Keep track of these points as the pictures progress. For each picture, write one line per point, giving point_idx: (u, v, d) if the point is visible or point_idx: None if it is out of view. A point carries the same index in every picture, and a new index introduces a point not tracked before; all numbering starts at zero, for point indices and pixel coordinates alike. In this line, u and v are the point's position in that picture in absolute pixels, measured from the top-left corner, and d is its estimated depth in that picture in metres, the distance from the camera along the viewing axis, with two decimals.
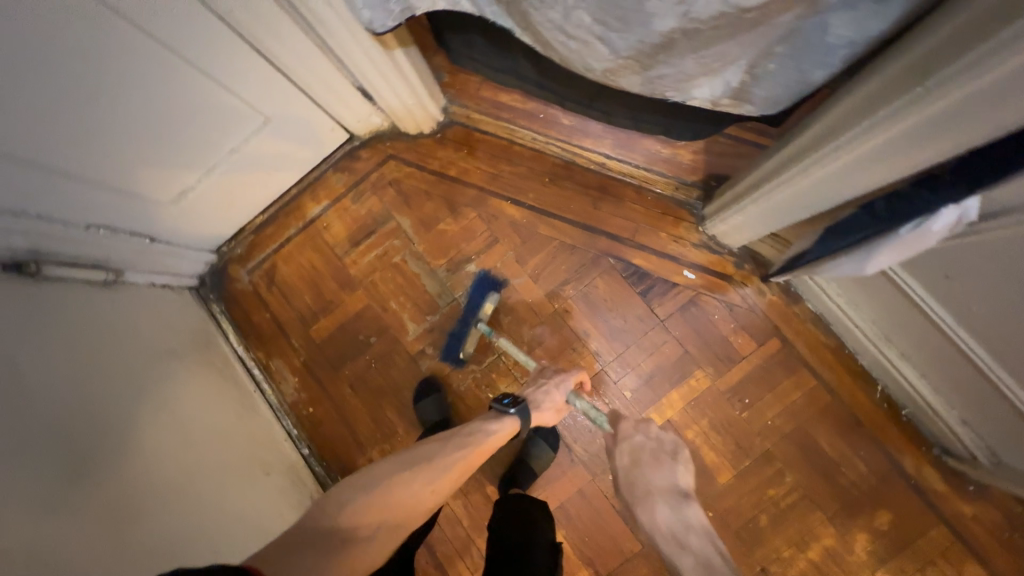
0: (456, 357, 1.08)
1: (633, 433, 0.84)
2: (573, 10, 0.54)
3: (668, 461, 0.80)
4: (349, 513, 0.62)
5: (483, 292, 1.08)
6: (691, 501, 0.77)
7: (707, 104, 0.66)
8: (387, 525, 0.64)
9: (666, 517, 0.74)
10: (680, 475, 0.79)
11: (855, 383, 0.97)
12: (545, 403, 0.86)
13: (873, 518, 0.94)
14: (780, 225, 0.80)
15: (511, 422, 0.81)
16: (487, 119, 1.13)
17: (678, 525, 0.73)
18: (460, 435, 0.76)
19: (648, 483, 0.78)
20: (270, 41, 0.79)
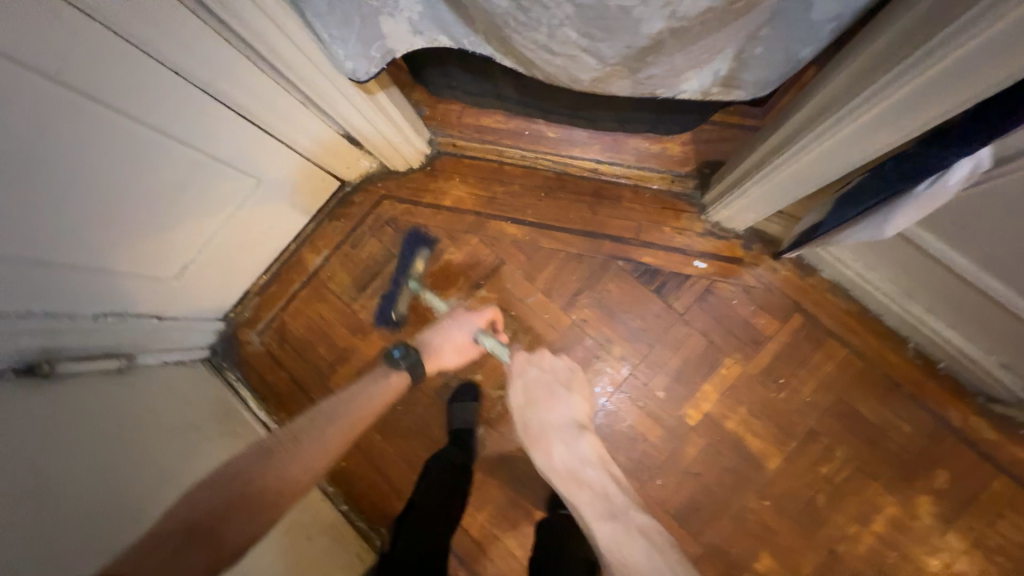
0: (389, 317, 1.10)
1: (527, 369, 0.87)
2: (558, 28, 0.54)
3: (562, 394, 0.84)
4: (203, 506, 0.58)
5: (413, 249, 1.11)
6: (583, 430, 0.81)
7: (697, 96, 0.66)
8: (252, 510, 0.60)
9: (563, 455, 0.78)
10: (573, 407, 0.83)
11: (887, 345, 0.96)
12: (443, 345, 0.89)
13: (930, 479, 0.92)
14: (787, 202, 0.81)
15: (402, 376, 0.85)
16: (473, 144, 1.14)
17: (574, 461, 0.77)
18: (340, 405, 0.78)
19: (542, 422, 0.81)
20: (253, 104, 0.79)
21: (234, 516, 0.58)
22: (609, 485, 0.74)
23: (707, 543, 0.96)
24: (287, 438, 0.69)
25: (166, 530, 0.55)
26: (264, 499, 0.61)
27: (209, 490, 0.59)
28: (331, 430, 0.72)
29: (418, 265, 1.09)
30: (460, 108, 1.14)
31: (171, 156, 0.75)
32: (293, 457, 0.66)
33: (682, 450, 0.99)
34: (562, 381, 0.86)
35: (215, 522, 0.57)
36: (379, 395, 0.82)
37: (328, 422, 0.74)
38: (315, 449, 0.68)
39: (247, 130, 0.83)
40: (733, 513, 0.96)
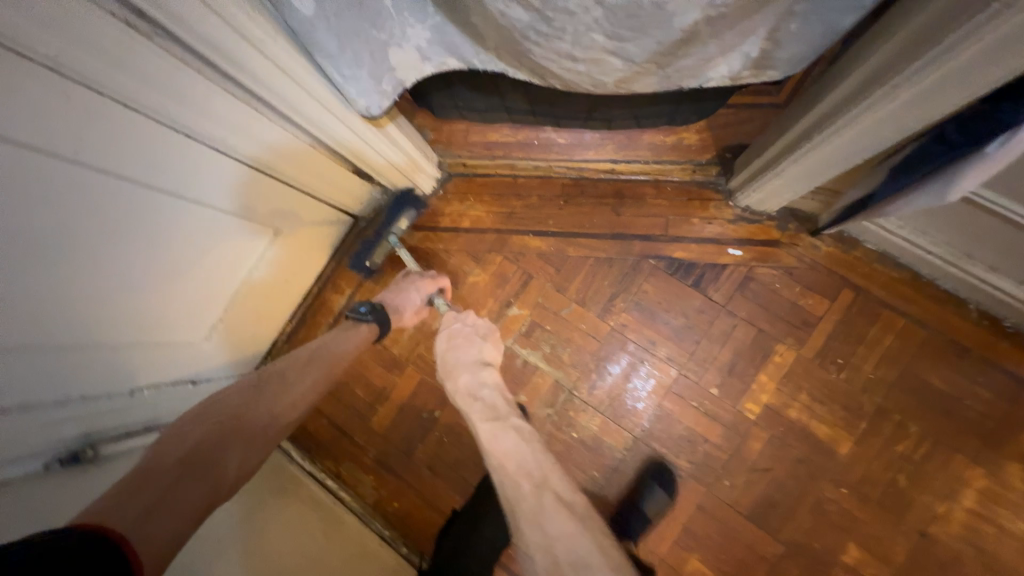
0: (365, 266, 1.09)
1: (452, 322, 0.89)
2: (584, 34, 0.52)
3: (479, 341, 0.87)
4: (194, 434, 0.60)
5: (399, 209, 1.08)
6: (488, 365, 0.85)
7: (727, 81, 0.63)
8: (242, 440, 0.64)
9: (466, 381, 0.82)
10: (485, 350, 0.86)
11: (947, 310, 0.92)
12: (403, 306, 0.94)
13: (1017, 445, 0.87)
14: (827, 177, 0.77)
15: (370, 326, 0.89)
16: (484, 161, 1.11)
17: (473, 386, 0.81)
18: (319, 351, 0.81)
19: (454, 359, 0.85)
20: (265, 154, 0.77)
21: (228, 449, 0.61)
22: (503, 397, 0.81)
23: (790, 541, 0.91)
24: (265, 378, 0.73)
25: (163, 460, 0.55)
26: (253, 435, 0.66)
27: (202, 424, 0.61)
28: (311, 377, 0.78)
29: (401, 225, 1.07)
30: (465, 126, 1.12)
31: (189, 218, 0.73)
32: (274, 398, 0.71)
33: (747, 447, 0.95)
34: (482, 329, 0.89)
35: (211, 455, 0.59)
36: (354, 343, 0.86)
37: (307, 369, 0.78)
38: (291, 395, 0.73)
39: (263, 182, 0.81)
40: (812, 507, 0.91)
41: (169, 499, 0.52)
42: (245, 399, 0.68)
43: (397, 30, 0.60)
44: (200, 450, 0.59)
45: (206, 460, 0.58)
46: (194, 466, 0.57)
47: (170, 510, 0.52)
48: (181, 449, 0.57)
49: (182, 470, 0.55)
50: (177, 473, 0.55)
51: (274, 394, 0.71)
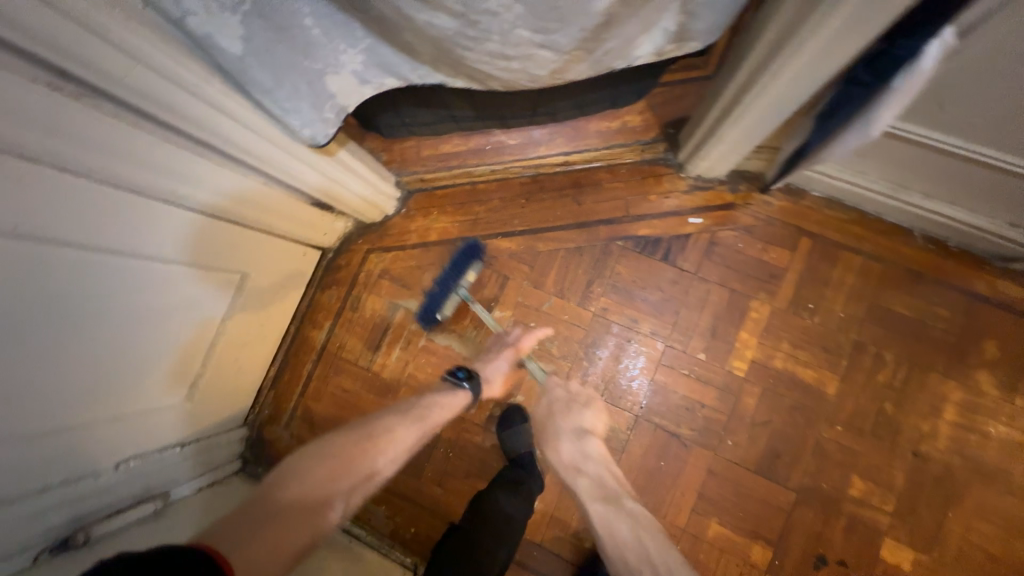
0: (433, 318, 1.03)
1: (553, 386, 0.95)
2: (511, 32, 0.54)
3: (581, 408, 0.93)
4: (307, 479, 0.75)
5: (465, 262, 1.04)
6: (589, 433, 0.91)
7: (654, 57, 0.68)
8: (343, 489, 0.77)
9: (571, 450, 0.89)
10: (587, 417, 0.92)
11: (894, 240, 0.98)
12: (493, 375, 0.96)
13: (982, 353, 0.93)
14: (763, 136, 0.82)
15: (466, 395, 0.92)
16: (441, 174, 1.13)
17: (578, 457, 0.88)
18: (418, 410, 0.89)
19: (556, 426, 0.92)
20: (221, 201, 0.77)
21: (331, 496, 0.76)
22: (607, 471, 0.88)
23: (799, 487, 0.94)
24: (372, 431, 0.84)
25: (281, 501, 0.71)
26: (356, 485, 0.79)
27: (314, 470, 0.77)
28: (410, 438, 0.86)
29: (468, 277, 1.03)
30: (416, 143, 1.13)
31: (149, 276, 0.71)
32: (377, 453, 0.82)
33: (742, 404, 0.98)
34: (583, 399, 0.94)
35: (320, 498, 0.75)
36: (449, 411, 0.91)
37: (408, 427, 0.87)
38: (393, 450, 0.84)
39: (221, 227, 0.80)
40: (813, 449, 0.94)
41: (280, 538, 0.67)
42: (352, 451, 0.80)
43: (330, 58, 0.60)
44: (309, 494, 0.74)
45: (314, 502, 0.74)
46: (305, 508, 0.72)
47: (276, 548, 0.66)
48: (298, 490, 0.74)
49: (297, 507, 0.72)
50: (288, 515, 0.70)
51: (379, 447, 0.83)
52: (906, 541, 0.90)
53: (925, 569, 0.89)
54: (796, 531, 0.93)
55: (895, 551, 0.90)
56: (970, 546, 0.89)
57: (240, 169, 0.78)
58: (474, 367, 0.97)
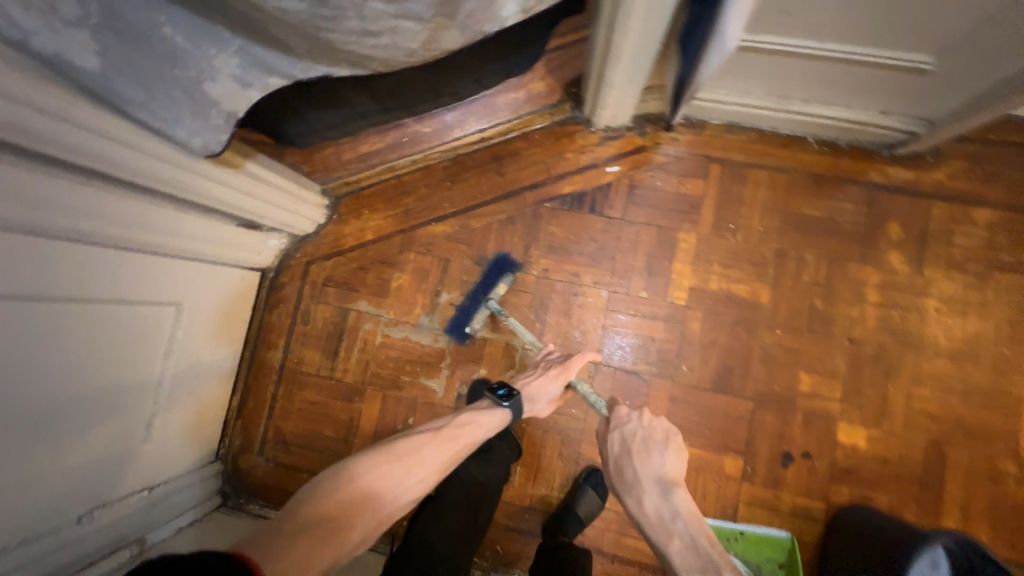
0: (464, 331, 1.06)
1: (625, 423, 0.86)
2: (364, 7, 0.56)
3: (660, 450, 0.83)
4: (338, 497, 0.68)
5: (495, 275, 1.08)
6: (673, 483, 0.80)
7: (520, 15, 0.70)
8: (375, 512, 0.69)
9: (655, 505, 0.78)
10: (669, 463, 0.82)
11: (793, 150, 1.05)
12: (537, 394, 0.90)
13: (889, 236, 1.00)
14: (646, 72, 0.87)
15: (504, 414, 0.88)
16: (365, 174, 1.14)
17: (666, 514, 0.77)
18: (453, 429, 0.83)
19: (635, 470, 0.81)
20: (137, 232, 0.76)
21: (357, 518, 0.67)
22: (701, 534, 0.75)
23: (755, 394, 0.99)
24: (408, 449, 0.77)
25: (303, 520, 0.63)
26: (386, 509, 0.71)
27: (343, 488, 0.69)
28: (443, 456, 0.79)
29: (500, 290, 1.04)
30: (334, 149, 1.14)
31: (75, 318, 0.70)
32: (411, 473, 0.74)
33: (689, 330, 1.03)
34: (660, 439, 0.84)
35: (347, 520, 0.66)
36: (486, 429, 0.85)
37: (441, 446, 0.80)
38: (426, 468, 0.76)
39: (140, 260, 0.80)
40: (761, 356, 1.00)
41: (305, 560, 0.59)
42: (383, 471, 0.73)
43: (204, 65, 0.61)
44: (337, 511, 0.66)
45: (340, 523, 0.65)
46: (332, 527, 0.64)
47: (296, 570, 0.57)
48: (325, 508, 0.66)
49: (322, 527, 0.63)
50: (313, 535, 0.62)
51: (412, 464, 0.75)
52: (857, 420, 0.96)
53: (878, 442, 0.96)
54: (759, 436, 0.98)
55: (849, 432, 0.96)
56: (912, 412, 0.96)
57: (144, 197, 0.78)
58: (517, 385, 0.92)
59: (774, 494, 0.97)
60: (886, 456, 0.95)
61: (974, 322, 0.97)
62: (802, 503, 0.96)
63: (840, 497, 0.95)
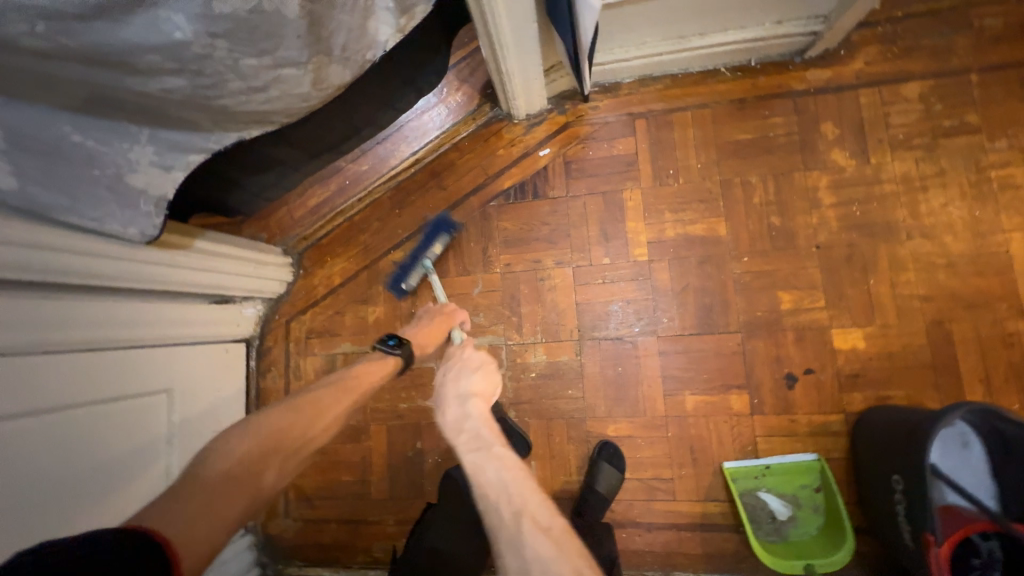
0: (400, 288, 1.09)
1: (450, 356, 0.84)
2: (239, 65, 0.61)
3: (466, 369, 0.79)
4: (228, 453, 0.64)
5: (434, 232, 1.08)
6: (472, 394, 0.75)
7: (398, 35, 0.74)
8: (275, 456, 0.67)
9: (452, 415, 0.71)
10: (476, 381, 0.77)
11: (709, 84, 1.06)
12: (424, 336, 0.92)
13: (826, 136, 1.00)
14: (535, 49, 0.91)
15: (396, 360, 0.86)
16: (319, 224, 1.19)
17: (460, 421, 0.70)
18: (351, 376, 0.82)
19: (444, 393, 0.76)
20: (108, 330, 0.80)
21: (263, 467, 0.65)
22: (488, 428, 0.68)
23: (741, 325, 0.98)
24: (301, 402, 0.75)
25: (209, 482, 0.61)
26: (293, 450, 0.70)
27: (240, 441, 0.66)
28: (343, 403, 0.78)
29: (434, 249, 1.07)
30: (285, 209, 1.19)
31: (68, 422, 0.73)
32: (311, 421, 0.74)
33: (658, 282, 1.03)
34: (477, 363, 0.80)
35: (249, 472, 0.64)
36: (382, 372, 0.85)
37: (341, 396, 0.79)
38: (327, 415, 0.76)
39: (120, 355, 0.84)
40: (736, 287, 0.99)
41: (204, 516, 0.57)
42: (285, 420, 0.71)
43: (120, 160, 0.65)
44: (237, 467, 0.63)
45: (246, 475, 0.63)
46: (232, 483, 0.62)
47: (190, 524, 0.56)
48: (223, 467, 0.63)
49: (225, 481, 0.61)
50: (211, 493, 0.59)
51: (314, 415, 0.74)
52: (849, 323, 0.94)
53: (877, 338, 0.93)
54: (757, 365, 0.97)
55: (844, 337, 0.94)
56: (902, 299, 0.93)
57: (107, 297, 0.82)
58: (405, 333, 0.92)
59: (790, 418, 0.94)
60: (889, 351, 0.92)
61: (936, 194, 0.95)
62: (820, 421, 0.93)
63: (857, 404, 0.93)
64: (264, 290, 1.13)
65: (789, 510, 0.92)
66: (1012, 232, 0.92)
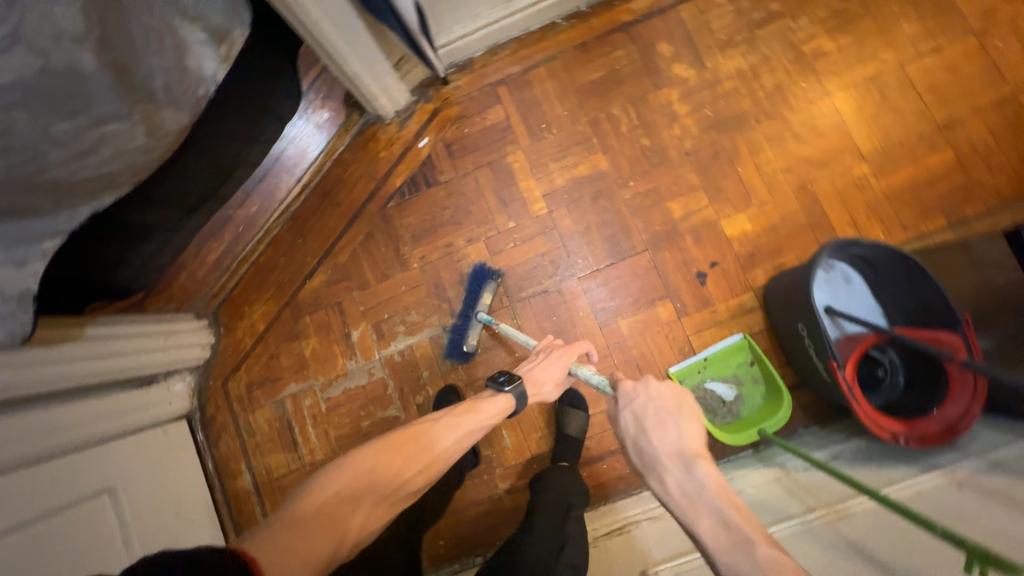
0: (462, 350, 1.05)
1: (630, 398, 0.72)
2: (56, 132, 0.59)
3: (670, 417, 0.69)
4: (323, 487, 0.64)
5: (478, 285, 1.06)
6: (697, 457, 0.64)
7: (225, 65, 0.75)
8: (373, 495, 0.65)
9: (677, 484, 0.62)
10: (686, 433, 0.67)
11: (551, 37, 1.12)
12: (538, 371, 0.88)
13: (664, 54, 1.09)
14: (373, 48, 0.94)
15: (507, 399, 0.85)
16: (225, 278, 1.16)
17: (693, 493, 0.60)
18: (453, 418, 0.79)
19: (653, 449, 0.67)
20: (31, 444, 0.75)
21: (355, 508, 0.63)
22: (732, 507, 0.58)
23: (647, 242, 1.05)
24: (405, 435, 0.74)
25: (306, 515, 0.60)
26: (389, 488, 0.67)
27: (337, 476, 0.66)
28: (444, 442, 0.75)
29: (486, 300, 1.05)
30: (183, 274, 1.15)
31: (22, 545, 0.68)
32: (413, 458, 0.71)
33: (564, 228, 1.08)
34: (675, 405, 0.69)
35: (348, 505, 0.63)
36: (491, 412, 0.82)
37: (440, 433, 0.76)
38: (427, 453, 0.73)
39: (52, 468, 0.78)
40: (631, 211, 1.06)
41: (303, 549, 0.56)
42: (385, 454, 0.70)
43: None
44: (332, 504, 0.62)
45: (340, 515, 0.61)
46: (327, 516, 0.60)
47: (293, 559, 0.54)
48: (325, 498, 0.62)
49: (319, 520, 0.60)
50: (310, 525, 0.58)
51: (414, 451, 0.72)
52: (733, 211, 1.04)
53: (758, 216, 1.03)
54: (670, 274, 1.04)
55: (733, 224, 1.04)
56: (768, 176, 1.04)
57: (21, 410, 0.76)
58: (517, 372, 0.90)
59: (712, 310, 1.03)
60: (771, 224, 1.03)
61: (767, 79, 1.06)
62: (735, 303, 1.02)
63: (760, 278, 1.02)
64: (189, 355, 1.08)
65: (734, 390, 1.00)
66: (835, 92, 1.04)
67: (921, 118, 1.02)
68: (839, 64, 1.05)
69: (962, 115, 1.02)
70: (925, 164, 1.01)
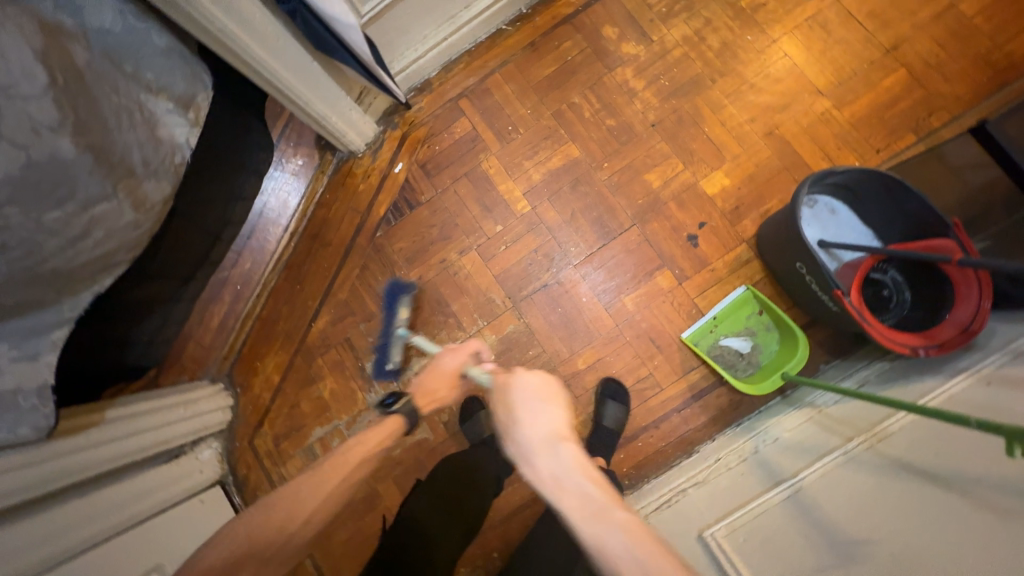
0: (388, 370, 1.07)
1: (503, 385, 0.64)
2: (51, 221, 0.61)
3: (536, 400, 0.60)
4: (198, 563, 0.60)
5: (394, 301, 1.05)
6: (561, 438, 0.56)
7: (195, 129, 0.79)
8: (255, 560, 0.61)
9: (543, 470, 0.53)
10: (551, 414, 0.58)
11: (500, 43, 1.16)
12: (423, 379, 0.81)
13: (610, 37, 1.12)
14: (333, 87, 0.97)
15: (396, 420, 0.77)
16: (232, 338, 1.17)
17: (564, 479, 0.52)
18: (339, 457, 0.69)
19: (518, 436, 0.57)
20: (75, 534, 0.75)
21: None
22: (595, 484, 0.51)
23: (631, 218, 1.07)
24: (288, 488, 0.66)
25: None
26: (280, 547, 0.63)
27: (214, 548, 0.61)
28: (330, 484, 0.67)
29: (402, 315, 1.05)
30: (191, 342, 1.16)
31: None
32: (296, 511, 0.64)
33: (549, 221, 1.10)
34: (540, 389, 0.61)
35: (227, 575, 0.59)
36: (377, 440, 0.73)
37: (329, 476, 0.67)
38: (311, 502, 0.65)
39: (102, 556, 0.78)
40: (611, 191, 1.08)
41: None
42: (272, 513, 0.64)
43: None
44: None
45: None
46: None
47: None
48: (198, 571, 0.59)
49: None
50: None
51: (296, 504, 0.64)
52: (709, 170, 1.06)
53: (734, 170, 1.05)
54: (662, 243, 1.06)
55: (712, 183, 1.06)
56: (734, 130, 1.06)
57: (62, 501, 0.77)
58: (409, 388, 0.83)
59: (710, 269, 1.04)
60: (749, 174, 1.05)
61: (713, 39, 1.09)
62: (732, 258, 1.04)
63: (750, 229, 1.04)
64: (211, 420, 1.09)
65: (749, 342, 1.01)
66: (781, 38, 1.07)
67: (867, 44, 1.05)
68: (778, 11, 1.08)
69: (906, 33, 1.05)
70: (883, 86, 1.04)
